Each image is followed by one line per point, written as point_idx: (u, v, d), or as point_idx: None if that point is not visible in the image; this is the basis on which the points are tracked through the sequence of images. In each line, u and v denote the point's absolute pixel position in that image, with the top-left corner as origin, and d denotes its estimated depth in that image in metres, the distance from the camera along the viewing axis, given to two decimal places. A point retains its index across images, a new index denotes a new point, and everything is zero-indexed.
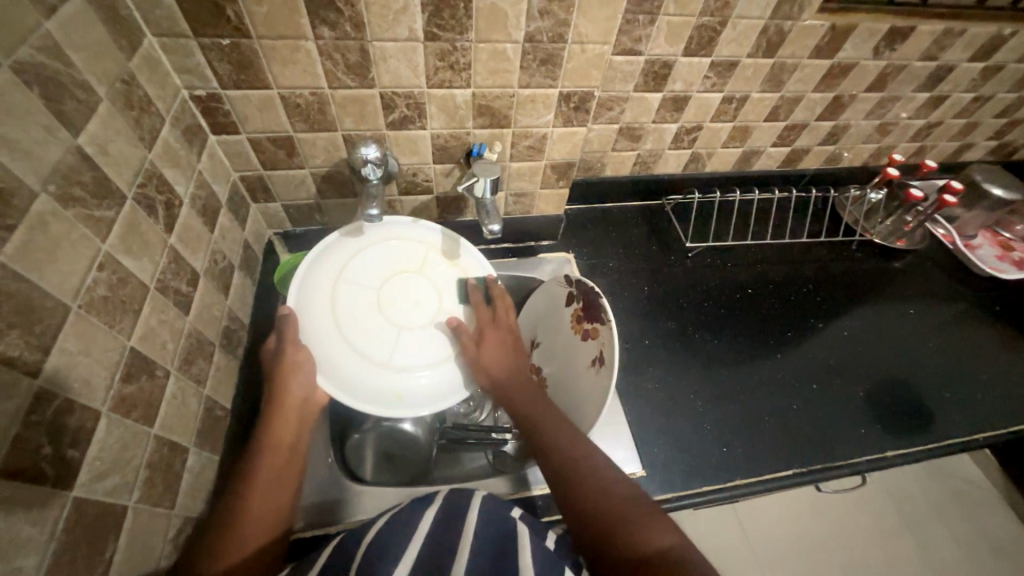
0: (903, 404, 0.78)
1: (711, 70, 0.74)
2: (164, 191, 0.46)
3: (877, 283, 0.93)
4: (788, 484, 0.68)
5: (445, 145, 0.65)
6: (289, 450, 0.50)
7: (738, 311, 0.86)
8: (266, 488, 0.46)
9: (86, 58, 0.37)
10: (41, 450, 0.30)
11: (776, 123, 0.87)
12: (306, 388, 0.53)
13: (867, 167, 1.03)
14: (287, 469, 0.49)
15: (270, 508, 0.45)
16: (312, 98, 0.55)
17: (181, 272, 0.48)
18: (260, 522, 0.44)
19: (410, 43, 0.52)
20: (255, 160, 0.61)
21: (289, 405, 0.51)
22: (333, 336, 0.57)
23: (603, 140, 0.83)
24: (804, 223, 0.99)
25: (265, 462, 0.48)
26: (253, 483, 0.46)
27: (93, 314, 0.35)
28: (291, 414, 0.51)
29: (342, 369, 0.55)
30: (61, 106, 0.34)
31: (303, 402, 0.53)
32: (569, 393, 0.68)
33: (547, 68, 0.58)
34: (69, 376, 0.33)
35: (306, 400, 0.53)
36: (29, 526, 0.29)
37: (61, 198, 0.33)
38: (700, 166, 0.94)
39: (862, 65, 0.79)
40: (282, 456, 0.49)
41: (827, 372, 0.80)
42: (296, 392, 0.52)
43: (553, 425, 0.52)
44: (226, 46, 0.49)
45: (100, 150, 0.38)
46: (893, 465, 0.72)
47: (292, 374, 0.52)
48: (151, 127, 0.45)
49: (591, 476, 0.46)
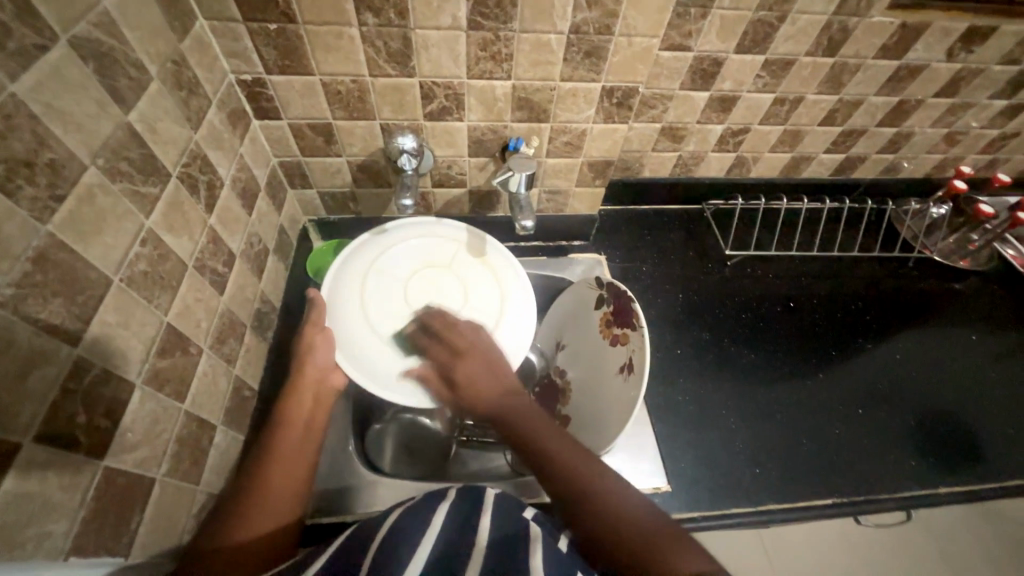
0: (959, 438, 0.72)
1: (765, 69, 0.70)
2: (207, 172, 0.47)
3: (935, 305, 0.87)
4: (825, 512, 0.64)
5: (482, 138, 0.64)
6: (304, 426, 0.50)
7: (779, 325, 0.81)
8: (281, 465, 0.46)
9: (140, 37, 0.38)
10: (76, 418, 0.31)
11: (831, 128, 0.81)
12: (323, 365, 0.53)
13: (929, 179, 0.96)
14: (299, 450, 0.48)
15: (281, 487, 0.45)
16: (353, 85, 0.55)
17: (218, 252, 0.48)
18: (279, 501, 0.44)
19: (453, 32, 0.52)
20: (295, 147, 0.62)
21: (304, 384, 0.52)
22: (357, 324, 0.58)
23: (643, 140, 0.80)
24: (855, 237, 0.93)
25: (280, 442, 0.47)
26: (270, 461, 0.46)
27: (133, 288, 0.36)
28: (305, 393, 0.52)
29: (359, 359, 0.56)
30: (115, 83, 0.35)
31: (319, 380, 0.53)
32: (593, 398, 0.67)
33: (591, 61, 0.56)
34: (106, 348, 0.33)
35: (322, 380, 0.53)
36: (60, 491, 0.29)
37: (109, 172, 0.34)
38: (744, 171, 0.89)
39: (933, 68, 0.73)
40: (299, 432, 0.49)
41: (875, 397, 0.75)
42: (312, 372, 0.53)
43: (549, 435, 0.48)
44: (273, 30, 0.49)
45: (149, 128, 0.39)
46: (945, 501, 0.66)
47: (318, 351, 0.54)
48: (198, 107, 0.46)
49: (604, 498, 0.43)
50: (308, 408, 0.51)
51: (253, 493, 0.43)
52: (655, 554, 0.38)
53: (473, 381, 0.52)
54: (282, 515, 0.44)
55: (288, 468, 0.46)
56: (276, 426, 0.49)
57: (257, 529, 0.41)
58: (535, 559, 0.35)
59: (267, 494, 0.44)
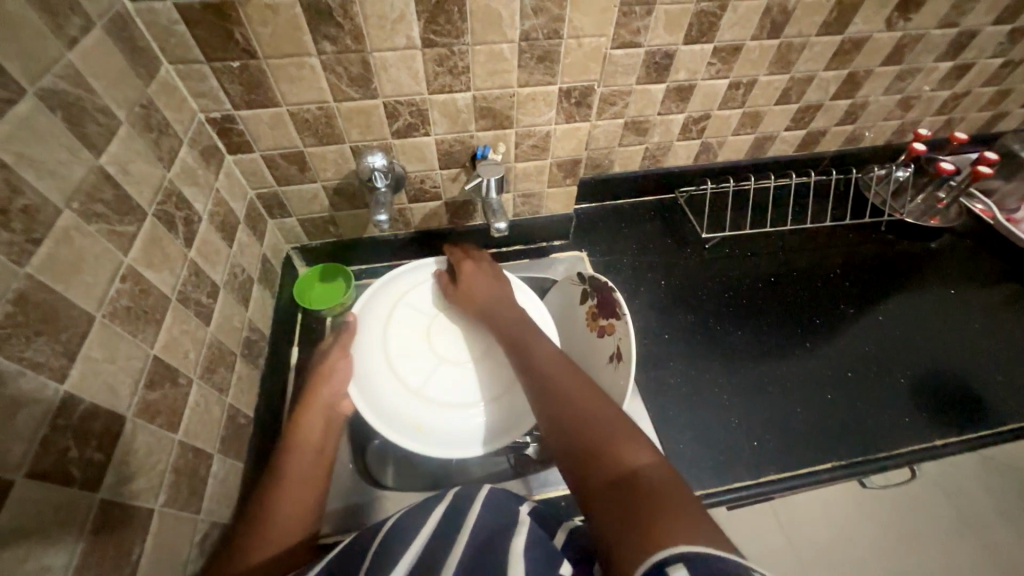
0: (951, 391, 0.73)
1: (715, 56, 0.73)
2: (183, 207, 0.48)
3: (912, 265, 0.89)
4: (827, 477, 0.64)
5: (450, 149, 0.66)
6: (317, 448, 0.52)
7: (762, 301, 0.83)
8: (294, 484, 0.47)
9: (106, 84, 0.40)
10: (68, 453, 0.31)
11: (788, 106, 0.84)
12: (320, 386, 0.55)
13: (891, 145, 0.98)
14: (312, 469, 0.50)
15: (294, 508, 0.46)
16: (319, 112, 0.58)
17: (201, 284, 0.50)
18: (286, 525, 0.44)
19: (409, 51, 0.54)
20: (270, 177, 0.63)
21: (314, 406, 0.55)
22: (377, 359, 0.61)
23: (609, 136, 0.82)
24: (827, 208, 0.96)
25: (291, 463, 0.49)
26: (282, 481, 0.47)
27: (117, 323, 0.37)
28: (316, 415, 0.54)
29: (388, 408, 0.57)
30: (84, 130, 0.37)
31: (332, 402, 0.56)
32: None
33: (545, 65, 0.58)
34: (95, 383, 0.34)
35: (335, 403, 0.56)
36: (57, 526, 0.30)
37: (85, 214, 0.35)
38: (712, 156, 0.92)
39: (875, 38, 0.76)
40: (312, 453, 0.51)
41: (865, 360, 0.76)
42: (326, 393, 0.56)
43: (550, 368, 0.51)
44: (236, 68, 0.51)
45: (121, 170, 0.40)
46: (944, 454, 0.67)
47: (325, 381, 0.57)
48: (169, 147, 0.48)
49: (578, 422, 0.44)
50: (321, 431, 0.53)
51: (265, 513, 0.44)
52: (618, 447, 0.40)
53: (473, 283, 0.64)
54: (292, 532, 0.44)
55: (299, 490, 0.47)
56: (288, 447, 0.51)
57: (269, 547, 0.42)
58: (515, 544, 0.36)
59: (279, 513, 0.45)
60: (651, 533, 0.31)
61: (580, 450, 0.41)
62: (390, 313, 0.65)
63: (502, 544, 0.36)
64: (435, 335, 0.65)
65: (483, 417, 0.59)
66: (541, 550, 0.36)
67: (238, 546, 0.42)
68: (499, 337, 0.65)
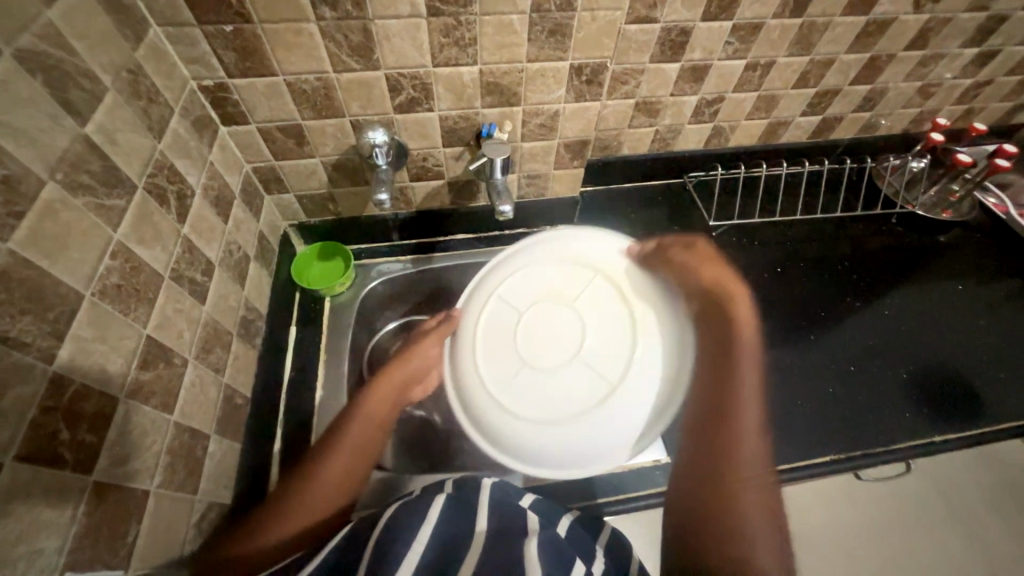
0: (951, 386, 0.72)
1: (733, 35, 0.69)
2: (175, 181, 0.46)
3: (920, 259, 0.87)
4: (825, 470, 0.65)
5: (454, 126, 0.63)
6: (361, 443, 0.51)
7: (767, 292, 0.81)
8: (347, 455, 0.49)
9: (90, 47, 0.37)
10: (59, 435, 0.30)
11: (805, 90, 0.81)
12: None
13: (907, 134, 0.96)
14: (363, 450, 0.51)
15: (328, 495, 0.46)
16: (318, 83, 0.55)
17: (196, 262, 0.48)
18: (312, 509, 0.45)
19: (414, 20, 0.51)
20: (266, 151, 0.61)
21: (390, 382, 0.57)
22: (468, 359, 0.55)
23: (619, 117, 0.79)
24: (837, 198, 0.94)
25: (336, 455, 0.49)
26: (329, 454, 0.49)
27: (107, 302, 0.36)
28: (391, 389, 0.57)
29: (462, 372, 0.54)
30: (67, 95, 0.35)
31: (400, 385, 0.57)
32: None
33: (557, 39, 0.55)
34: (85, 364, 0.33)
35: (409, 385, 0.59)
36: (49, 509, 0.29)
37: (70, 186, 0.34)
38: (723, 140, 0.89)
39: (901, 20, 0.73)
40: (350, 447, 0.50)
41: (867, 354, 0.75)
42: (405, 372, 0.58)
43: (737, 418, 0.50)
44: (230, 32, 0.48)
45: (108, 140, 0.38)
46: (941, 449, 0.67)
47: None
48: (159, 116, 0.45)
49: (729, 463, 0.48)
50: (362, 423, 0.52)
51: (308, 484, 0.46)
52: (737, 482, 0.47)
53: (674, 267, 0.59)
54: (330, 498, 0.46)
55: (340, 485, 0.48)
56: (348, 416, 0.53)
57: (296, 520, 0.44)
58: (529, 548, 0.37)
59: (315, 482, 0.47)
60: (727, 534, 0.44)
61: (709, 507, 0.46)
62: (489, 300, 0.58)
63: (518, 546, 0.37)
64: (535, 323, 0.56)
65: (573, 449, 0.50)
66: (555, 550, 0.38)
67: (260, 518, 0.44)
68: (604, 337, 0.54)
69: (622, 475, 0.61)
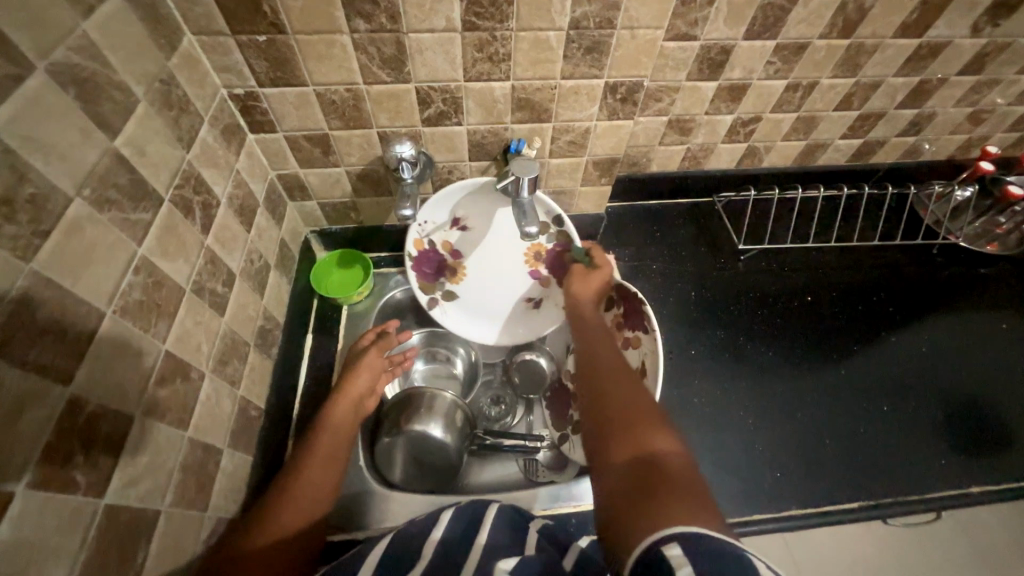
0: (992, 434, 0.68)
1: (776, 54, 0.67)
2: (201, 192, 0.46)
3: (961, 294, 0.83)
4: (854, 517, 0.61)
5: (482, 141, 0.62)
6: (343, 434, 0.52)
7: (795, 320, 0.78)
8: (319, 469, 0.47)
9: (124, 58, 0.37)
10: (73, 458, 0.30)
11: (847, 113, 0.78)
12: (367, 383, 0.57)
13: (952, 161, 0.91)
14: (340, 438, 0.51)
15: (305, 499, 0.45)
16: (347, 94, 0.54)
17: (217, 273, 0.47)
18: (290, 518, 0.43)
19: (448, 34, 0.50)
20: (292, 159, 0.60)
21: (345, 399, 0.55)
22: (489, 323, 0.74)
23: (650, 134, 0.77)
24: (875, 225, 0.90)
25: (316, 447, 0.49)
26: (305, 467, 0.47)
27: (128, 319, 0.35)
28: (344, 409, 0.54)
29: (532, 335, 0.72)
30: (98, 108, 0.34)
31: (376, 363, 0.60)
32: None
33: (593, 57, 0.53)
34: (102, 383, 0.32)
35: (362, 399, 0.56)
36: (60, 534, 0.28)
37: (97, 202, 0.33)
38: (756, 161, 0.86)
39: (956, 44, 0.69)
40: (339, 439, 0.51)
41: (903, 394, 0.71)
42: (358, 386, 0.56)
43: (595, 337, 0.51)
44: (263, 42, 0.48)
45: (138, 152, 0.38)
46: (978, 501, 0.63)
47: (364, 372, 0.58)
48: (189, 126, 0.45)
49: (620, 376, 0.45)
50: (349, 416, 0.54)
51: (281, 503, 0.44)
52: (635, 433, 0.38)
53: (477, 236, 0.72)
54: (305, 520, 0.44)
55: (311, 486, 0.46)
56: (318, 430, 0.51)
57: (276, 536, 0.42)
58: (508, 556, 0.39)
59: (297, 497, 0.45)
60: (657, 508, 0.31)
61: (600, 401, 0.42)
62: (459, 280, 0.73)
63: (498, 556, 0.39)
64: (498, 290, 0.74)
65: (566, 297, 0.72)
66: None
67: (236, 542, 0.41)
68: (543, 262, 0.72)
69: None
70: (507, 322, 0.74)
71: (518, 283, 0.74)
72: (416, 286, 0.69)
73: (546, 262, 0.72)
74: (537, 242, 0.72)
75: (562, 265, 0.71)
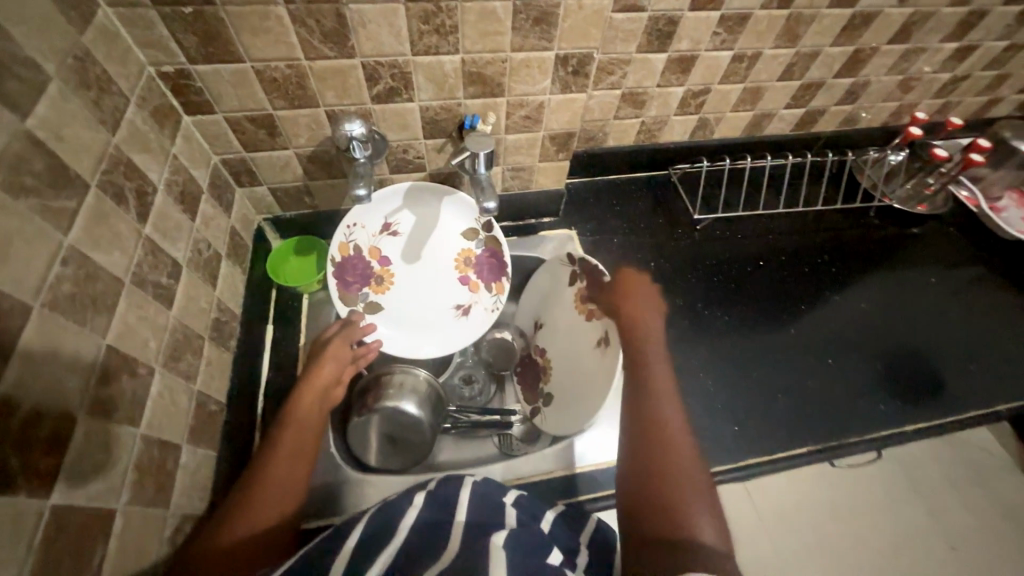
0: (924, 378, 0.74)
1: (721, 26, 0.68)
2: (134, 178, 0.43)
3: (897, 253, 0.89)
4: (804, 459, 0.66)
5: (436, 117, 0.61)
6: (312, 424, 0.51)
7: (749, 285, 0.82)
8: (284, 457, 0.47)
9: (29, 32, 0.34)
10: (9, 461, 0.28)
11: (790, 83, 0.81)
12: (335, 372, 0.57)
13: (886, 127, 0.97)
14: (308, 426, 0.50)
15: (274, 489, 0.44)
16: (289, 71, 0.51)
17: (160, 264, 0.45)
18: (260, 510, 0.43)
19: (390, 5, 0.48)
20: (236, 142, 0.58)
21: (310, 390, 0.54)
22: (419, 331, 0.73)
23: (605, 107, 0.77)
24: (819, 191, 0.94)
25: (284, 438, 0.48)
26: (270, 458, 0.46)
27: (60, 314, 0.33)
28: (310, 397, 0.53)
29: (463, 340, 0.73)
30: (4, 87, 0.31)
31: (341, 352, 0.59)
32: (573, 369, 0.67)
33: (542, 29, 0.53)
34: (38, 382, 0.31)
35: (330, 387, 0.56)
36: (2, 540, 0.27)
37: (12, 189, 0.31)
38: (708, 132, 0.88)
39: (885, 13, 0.72)
40: (307, 429, 0.50)
41: (846, 348, 0.77)
42: (325, 376, 0.56)
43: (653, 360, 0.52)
44: (190, 15, 0.45)
45: (55, 135, 0.35)
46: (911, 438, 0.69)
47: (331, 361, 0.58)
48: (113, 107, 0.42)
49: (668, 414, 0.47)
50: (317, 405, 0.53)
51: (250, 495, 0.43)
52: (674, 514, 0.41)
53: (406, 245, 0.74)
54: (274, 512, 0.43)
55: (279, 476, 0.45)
56: (285, 422, 0.50)
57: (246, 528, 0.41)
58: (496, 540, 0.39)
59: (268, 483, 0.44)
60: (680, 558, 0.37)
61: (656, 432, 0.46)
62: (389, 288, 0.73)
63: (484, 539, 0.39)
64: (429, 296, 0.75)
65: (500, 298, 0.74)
66: (522, 562, 0.37)
67: (212, 533, 0.41)
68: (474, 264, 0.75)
69: (607, 470, 0.61)
70: (436, 329, 0.74)
71: (448, 289, 0.75)
72: (335, 296, 0.68)
73: (475, 267, 0.75)
74: (466, 249, 0.75)
75: (491, 268, 0.75)
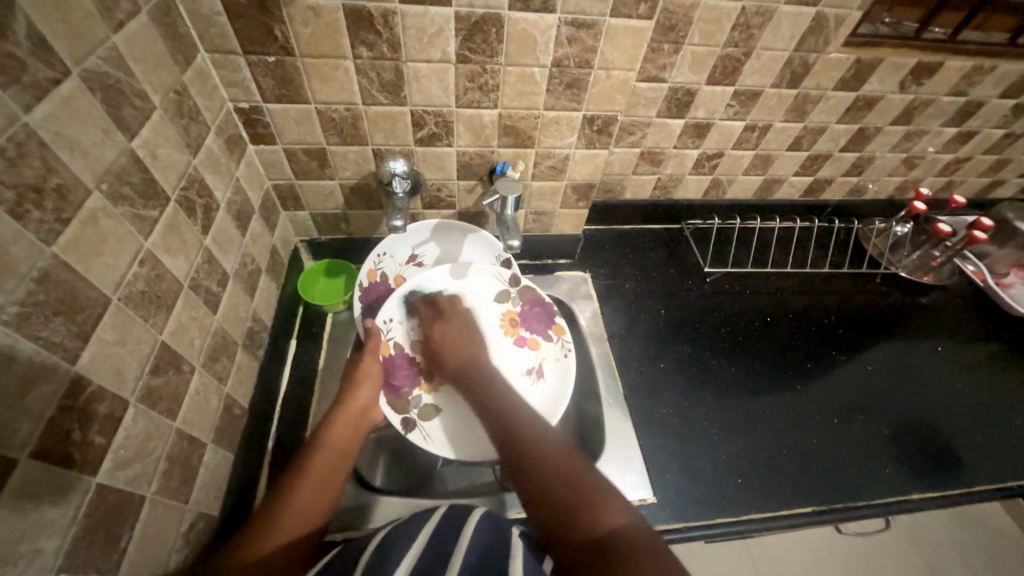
0: (930, 445, 0.74)
1: (734, 99, 0.75)
2: (204, 195, 0.49)
3: (903, 318, 0.91)
4: (806, 521, 0.65)
5: (470, 162, 0.67)
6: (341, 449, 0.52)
7: (755, 339, 0.84)
8: (311, 481, 0.48)
9: (144, 69, 0.40)
10: (71, 434, 0.31)
11: (799, 152, 0.87)
12: (369, 398, 0.58)
13: (892, 200, 1.01)
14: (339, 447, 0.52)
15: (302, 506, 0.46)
16: (347, 113, 0.58)
17: (213, 272, 0.50)
18: (289, 522, 0.44)
19: (442, 65, 0.55)
20: (289, 171, 0.64)
21: (344, 415, 0.55)
22: None
23: (624, 163, 0.84)
24: (827, 254, 0.98)
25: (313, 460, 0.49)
26: (301, 476, 0.48)
27: (130, 307, 0.37)
28: (343, 423, 0.54)
29: None
30: (120, 112, 0.37)
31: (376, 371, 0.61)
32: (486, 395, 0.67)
33: (573, 92, 0.60)
34: (104, 365, 0.34)
35: (367, 410, 0.57)
36: (53, 507, 0.30)
37: (112, 196, 0.36)
38: (721, 192, 0.94)
39: (887, 98, 0.79)
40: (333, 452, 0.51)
41: (850, 409, 0.77)
42: (361, 398, 0.57)
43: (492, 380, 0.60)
44: (271, 62, 0.52)
45: (150, 154, 0.40)
46: (920, 508, 0.68)
47: (367, 382, 0.59)
48: (196, 134, 0.48)
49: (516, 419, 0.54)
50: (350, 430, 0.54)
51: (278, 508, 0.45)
52: (582, 517, 0.42)
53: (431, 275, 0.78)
54: (299, 527, 0.44)
55: (314, 490, 0.47)
56: (314, 444, 0.51)
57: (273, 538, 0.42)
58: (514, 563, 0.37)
59: (297, 497, 0.46)
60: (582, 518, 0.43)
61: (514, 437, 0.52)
62: None
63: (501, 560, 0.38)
64: None
65: None
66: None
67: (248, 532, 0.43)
68: None
69: None
70: None
71: None
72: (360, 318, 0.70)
73: None
74: None
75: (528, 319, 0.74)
